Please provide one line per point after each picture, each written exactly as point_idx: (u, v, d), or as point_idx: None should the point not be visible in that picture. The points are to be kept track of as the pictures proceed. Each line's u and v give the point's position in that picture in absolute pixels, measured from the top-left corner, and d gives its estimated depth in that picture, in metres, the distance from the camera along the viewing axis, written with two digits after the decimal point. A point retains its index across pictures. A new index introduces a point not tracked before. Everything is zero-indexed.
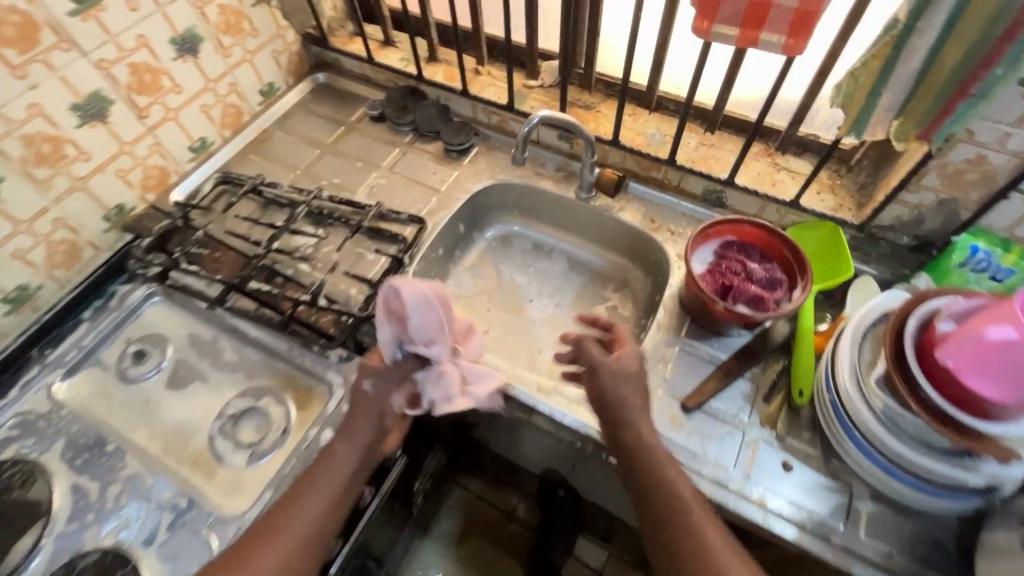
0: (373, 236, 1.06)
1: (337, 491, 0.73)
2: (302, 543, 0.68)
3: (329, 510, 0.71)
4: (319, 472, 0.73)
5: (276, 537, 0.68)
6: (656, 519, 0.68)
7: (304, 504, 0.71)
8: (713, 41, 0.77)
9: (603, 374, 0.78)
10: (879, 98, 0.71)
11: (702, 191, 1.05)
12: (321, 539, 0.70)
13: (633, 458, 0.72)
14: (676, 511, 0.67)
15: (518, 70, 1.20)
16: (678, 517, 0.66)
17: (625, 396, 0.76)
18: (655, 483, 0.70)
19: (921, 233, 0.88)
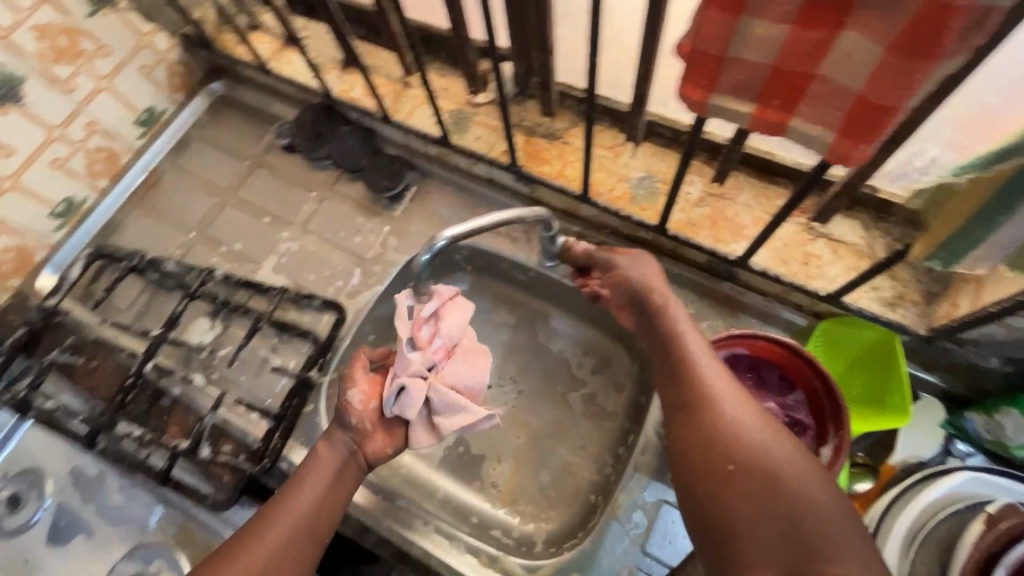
0: (281, 331, 0.84)
1: (326, 498, 0.60)
2: (283, 551, 0.56)
3: (316, 511, 0.59)
4: (309, 478, 0.61)
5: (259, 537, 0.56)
6: (762, 503, 0.46)
7: (289, 510, 0.58)
8: (713, 115, 0.47)
9: (692, 381, 0.55)
10: (992, 228, 0.42)
11: (706, 261, 0.77)
12: (310, 533, 0.58)
13: (735, 440, 0.50)
14: (793, 495, 0.45)
15: (459, 78, 0.88)
16: (801, 514, 0.44)
17: (733, 401, 0.53)
18: (757, 462, 0.48)
19: (1022, 358, 0.60)
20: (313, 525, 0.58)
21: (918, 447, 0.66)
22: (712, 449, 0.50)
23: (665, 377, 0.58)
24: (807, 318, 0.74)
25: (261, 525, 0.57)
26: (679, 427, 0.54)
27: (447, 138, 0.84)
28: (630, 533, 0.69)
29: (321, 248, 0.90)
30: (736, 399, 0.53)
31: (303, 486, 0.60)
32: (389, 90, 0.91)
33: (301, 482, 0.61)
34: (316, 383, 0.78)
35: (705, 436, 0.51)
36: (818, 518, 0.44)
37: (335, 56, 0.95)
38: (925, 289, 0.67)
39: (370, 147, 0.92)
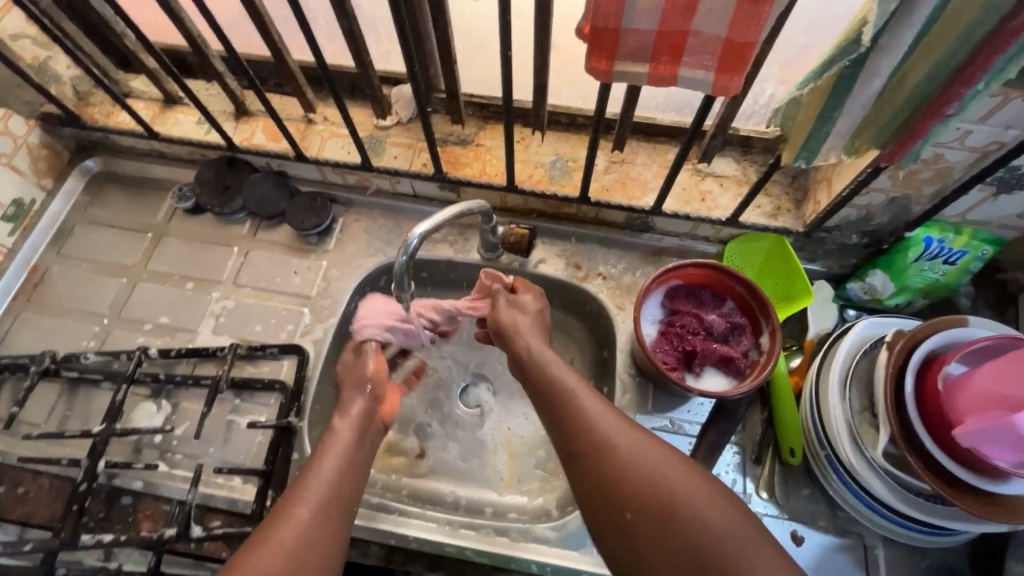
0: (241, 390, 0.80)
1: (347, 468, 0.63)
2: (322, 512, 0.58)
3: (341, 482, 0.62)
4: (329, 459, 0.63)
5: (299, 500, 0.58)
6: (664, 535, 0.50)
7: (315, 481, 0.60)
8: (616, 80, 0.56)
9: (568, 408, 0.61)
10: (832, 123, 0.57)
11: (624, 219, 0.89)
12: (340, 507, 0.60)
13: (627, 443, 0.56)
14: (689, 525, 0.49)
15: (362, 107, 0.92)
16: (678, 519, 0.50)
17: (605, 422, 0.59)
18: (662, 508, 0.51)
19: (870, 229, 0.78)
20: (342, 492, 0.61)
21: (823, 319, 0.82)
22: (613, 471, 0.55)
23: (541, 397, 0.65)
24: (716, 244, 0.88)
25: (299, 488, 0.59)
26: (574, 473, 0.58)
27: (368, 163, 0.87)
28: None
29: (259, 298, 0.88)
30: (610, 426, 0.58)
31: (324, 464, 0.62)
32: (294, 130, 0.91)
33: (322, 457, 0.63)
34: (296, 427, 0.76)
35: (626, 531, 0.52)
36: (684, 513, 0.50)
37: (226, 108, 0.93)
38: (794, 198, 0.84)
39: (286, 190, 0.92)
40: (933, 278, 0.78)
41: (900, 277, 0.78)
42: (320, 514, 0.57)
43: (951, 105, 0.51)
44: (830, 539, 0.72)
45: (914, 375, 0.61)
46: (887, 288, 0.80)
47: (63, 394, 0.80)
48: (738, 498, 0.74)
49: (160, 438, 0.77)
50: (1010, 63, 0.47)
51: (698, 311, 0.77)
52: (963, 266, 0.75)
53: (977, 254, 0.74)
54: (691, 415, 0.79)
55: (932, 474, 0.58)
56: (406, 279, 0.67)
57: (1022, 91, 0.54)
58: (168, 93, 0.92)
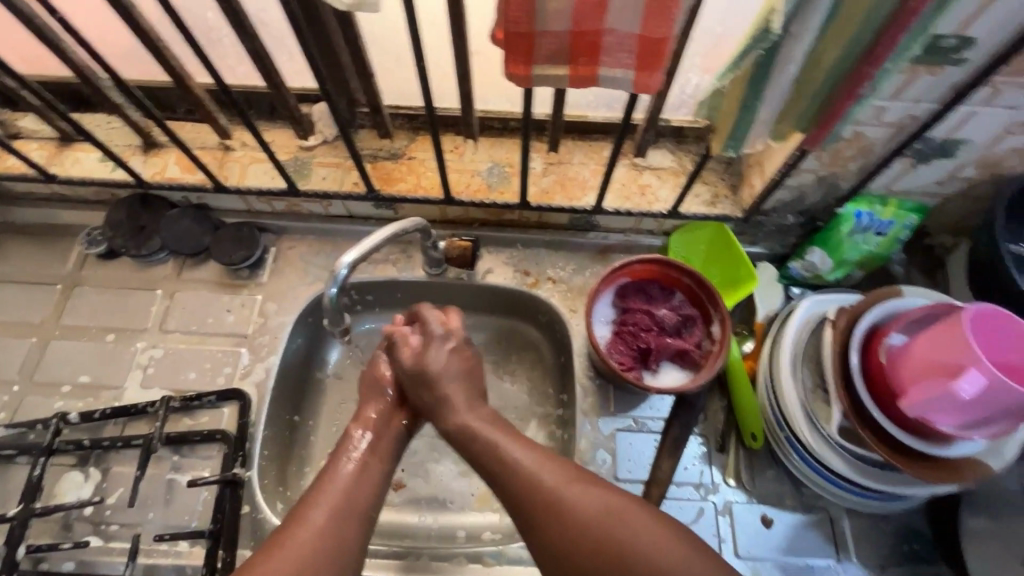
0: (179, 445, 0.74)
1: (368, 480, 0.63)
2: (334, 526, 0.57)
3: (355, 490, 0.61)
4: (346, 463, 0.64)
5: (306, 520, 0.57)
6: None
7: (327, 500, 0.59)
8: (536, 85, 0.55)
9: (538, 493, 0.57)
10: (755, 111, 0.57)
11: (567, 221, 0.88)
12: (351, 515, 0.59)
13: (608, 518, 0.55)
14: None
15: (282, 129, 0.87)
16: None
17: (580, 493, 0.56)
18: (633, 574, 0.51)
19: (804, 208, 0.80)
20: (356, 498, 0.61)
21: (771, 301, 0.83)
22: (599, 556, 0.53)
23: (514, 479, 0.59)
24: (660, 237, 0.88)
25: (308, 501, 0.59)
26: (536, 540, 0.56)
27: (294, 187, 0.82)
28: (601, 470, 0.76)
29: (190, 343, 0.82)
30: (577, 490, 0.57)
31: (340, 472, 0.63)
32: (210, 159, 0.85)
33: (336, 467, 0.63)
34: (244, 478, 0.72)
35: None
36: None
37: (132, 142, 0.86)
38: (730, 184, 0.85)
39: (209, 224, 0.85)
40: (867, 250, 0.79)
41: (837, 254, 0.79)
42: (334, 521, 0.58)
43: (863, 85, 0.52)
44: (798, 517, 0.73)
45: (858, 349, 0.62)
46: (826, 265, 0.81)
47: None
48: (707, 489, 0.74)
49: (91, 509, 0.71)
50: (913, 40, 0.48)
51: (649, 307, 0.76)
52: (893, 237, 0.77)
53: (903, 221, 0.75)
54: (653, 412, 0.79)
55: (883, 444, 0.60)
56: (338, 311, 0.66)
57: (928, 66, 0.55)
58: (62, 131, 0.84)
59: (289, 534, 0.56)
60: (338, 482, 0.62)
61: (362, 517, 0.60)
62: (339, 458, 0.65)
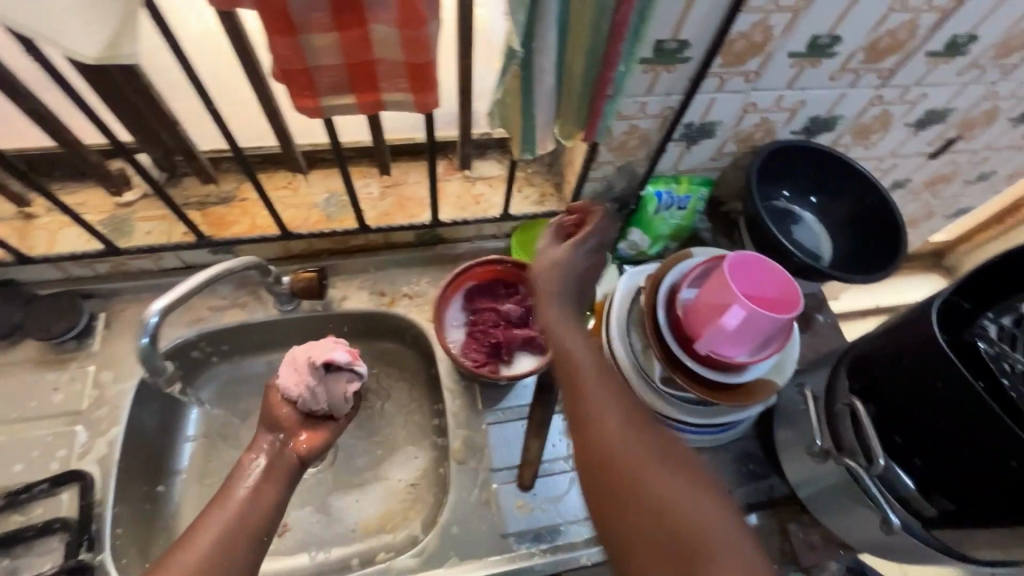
0: (9, 547, 0.67)
1: (267, 501, 0.62)
2: (223, 543, 0.56)
3: (248, 513, 0.59)
4: (239, 488, 0.62)
5: (192, 542, 0.55)
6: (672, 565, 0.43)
7: (217, 524, 0.57)
8: (329, 114, 0.58)
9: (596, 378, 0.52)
10: (534, 117, 0.64)
11: (414, 237, 0.92)
12: (243, 532, 0.58)
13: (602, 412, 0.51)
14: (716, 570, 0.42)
15: (91, 188, 0.82)
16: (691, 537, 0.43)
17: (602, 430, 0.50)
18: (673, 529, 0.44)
19: (616, 195, 0.91)
20: (249, 519, 0.59)
21: (609, 282, 0.93)
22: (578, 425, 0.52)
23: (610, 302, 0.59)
24: (503, 240, 0.95)
25: (200, 524, 0.57)
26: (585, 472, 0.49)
27: (113, 247, 0.78)
28: (477, 465, 0.79)
29: (12, 433, 0.74)
30: (611, 404, 0.50)
31: (235, 497, 0.61)
32: (9, 231, 0.79)
33: (232, 493, 0.61)
34: (93, 562, 0.67)
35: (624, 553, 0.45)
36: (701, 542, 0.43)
37: None
38: (553, 183, 0.94)
39: (18, 301, 0.78)
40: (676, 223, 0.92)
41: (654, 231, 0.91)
42: (224, 541, 0.56)
43: (609, 86, 0.61)
44: None
45: (664, 308, 0.72)
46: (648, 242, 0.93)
47: None
48: (574, 460, 0.81)
49: None
50: (634, 45, 0.58)
51: (494, 305, 0.82)
52: (692, 210, 0.90)
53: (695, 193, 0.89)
54: (518, 399, 0.84)
55: (699, 386, 0.69)
56: (160, 360, 0.64)
57: (663, 65, 0.67)
58: None
59: (180, 547, 0.54)
60: (235, 506, 0.59)
61: (255, 535, 0.58)
62: (241, 475, 0.64)
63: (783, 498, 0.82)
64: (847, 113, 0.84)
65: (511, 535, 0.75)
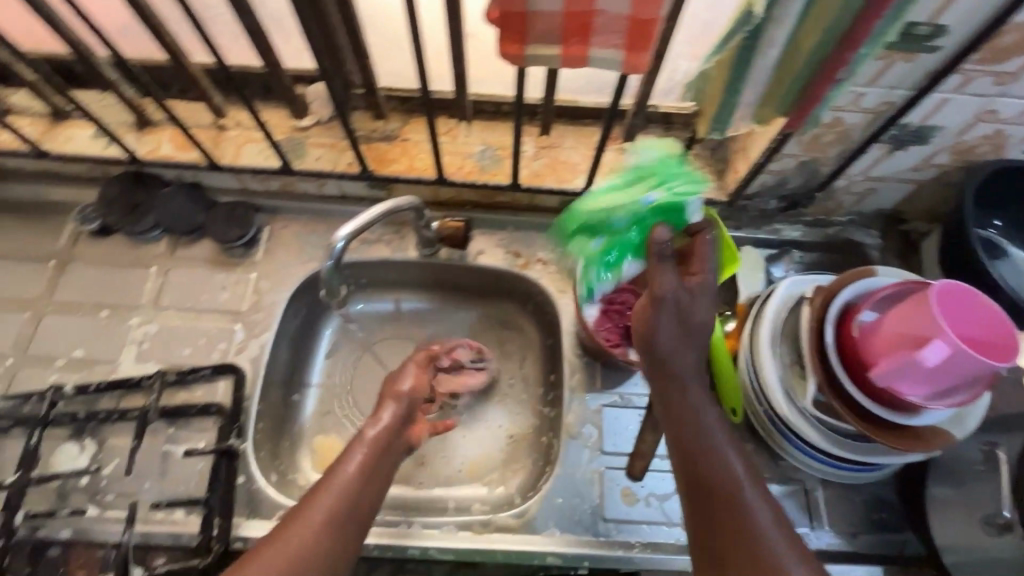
0: (174, 418, 0.75)
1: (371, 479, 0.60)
2: (333, 523, 0.55)
3: (356, 494, 0.58)
4: (350, 463, 0.60)
5: (303, 517, 0.54)
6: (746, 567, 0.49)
7: (327, 503, 0.56)
8: (530, 65, 0.56)
9: (699, 433, 0.55)
10: (738, 94, 0.59)
11: (558, 203, 0.90)
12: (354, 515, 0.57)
13: (729, 484, 0.53)
14: None
15: (276, 108, 0.87)
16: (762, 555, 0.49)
17: (744, 485, 0.53)
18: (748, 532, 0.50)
19: (787, 192, 0.83)
20: (359, 500, 0.58)
21: (752, 283, 0.86)
22: (704, 488, 0.53)
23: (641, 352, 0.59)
24: None
25: (311, 499, 0.56)
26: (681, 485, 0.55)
27: (288, 167, 0.83)
28: (588, 444, 0.78)
29: (185, 319, 0.83)
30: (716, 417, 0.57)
31: (342, 473, 0.59)
32: (204, 138, 0.86)
33: (338, 471, 0.59)
34: (240, 449, 0.73)
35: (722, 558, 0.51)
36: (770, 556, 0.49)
37: (125, 119, 0.86)
38: (715, 170, 0.87)
39: (203, 203, 0.86)
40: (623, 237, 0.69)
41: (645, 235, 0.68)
42: (333, 522, 0.55)
43: (842, 69, 0.54)
44: (774, 489, 0.77)
45: (833, 325, 0.65)
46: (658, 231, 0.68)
47: None
48: None
49: (88, 480, 0.72)
50: (888, 25, 0.51)
51: (635, 287, 0.79)
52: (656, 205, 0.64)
53: (626, 222, 0.68)
54: (640, 388, 0.81)
55: (859, 417, 0.63)
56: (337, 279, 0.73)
57: (903, 53, 0.58)
58: (55, 107, 0.84)
59: (285, 530, 0.53)
60: (345, 483, 0.58)
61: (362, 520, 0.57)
62: (356, 445, 0.62)
63: (915, 557, 0.74)
64: None
65: (612, 521, 0.74)
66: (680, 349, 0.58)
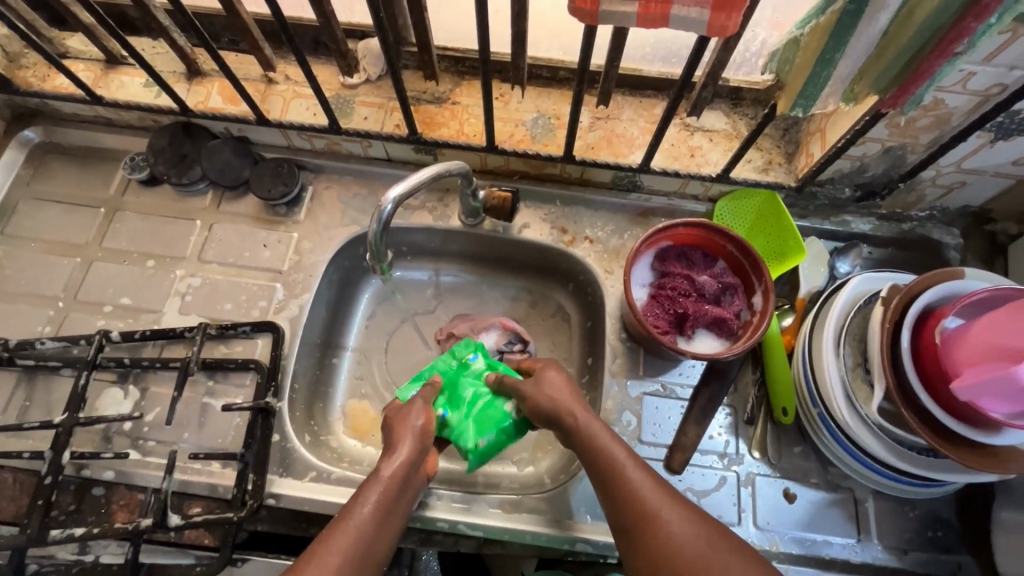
0: (214, 372, 0.76)
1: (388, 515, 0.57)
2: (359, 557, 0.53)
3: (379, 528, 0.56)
4: (368, 499, 0.56)
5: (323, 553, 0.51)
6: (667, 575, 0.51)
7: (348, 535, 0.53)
8: (604, 23, 0.52)
9: (598, 453, 0.60)
10: (833, 65, 0.53)
11: (611, 179, 0.85)
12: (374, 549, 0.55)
13: (642, 500, 0.55)
14: None
15: (326, 64, 0.84)
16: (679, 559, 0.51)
17: (657, 496, 0.56)
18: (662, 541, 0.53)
19: (863, 181, 0.76)
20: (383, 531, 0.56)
21: (815, 277, 0.80)
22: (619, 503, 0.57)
23: (539, 418, 0.66)
24: (705, 203, 0.85)
25: (332, 534, 0.53)
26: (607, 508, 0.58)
27: (336, 126, 0.81)
28: (626, 432, 0.75)
29: (227, 274, 0.82)
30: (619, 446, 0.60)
31: (364, 500, 0.56)
32: (252, 91, 0.84)
33: (360, 503, 0.56)
34: (276, 408, 0.73)
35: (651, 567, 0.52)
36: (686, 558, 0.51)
37: (176, 68, 0.85)
38: (785, 152, 0.81)
39: (249, 158, 0.85)
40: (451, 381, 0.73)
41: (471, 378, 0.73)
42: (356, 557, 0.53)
43: (961, 42, 0.48)
44: (821, 495, 0.73)
45: (909, 327, 0.60)
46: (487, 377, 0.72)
47: (19, 386, 0.75)
48: (730, 459, 0.74)
49: (130, 425, 0.73)
50: None
51: (688, 273, 0.74)
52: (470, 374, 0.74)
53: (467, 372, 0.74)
54: (684, 378, 0.77)
55: (930, 430, 0.57)
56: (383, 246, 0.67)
57: None
58: (108, 52, 0.83)
59: (328, 539, 0.53)
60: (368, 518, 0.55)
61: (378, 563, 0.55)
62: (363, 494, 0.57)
63: None
64: None
65: None
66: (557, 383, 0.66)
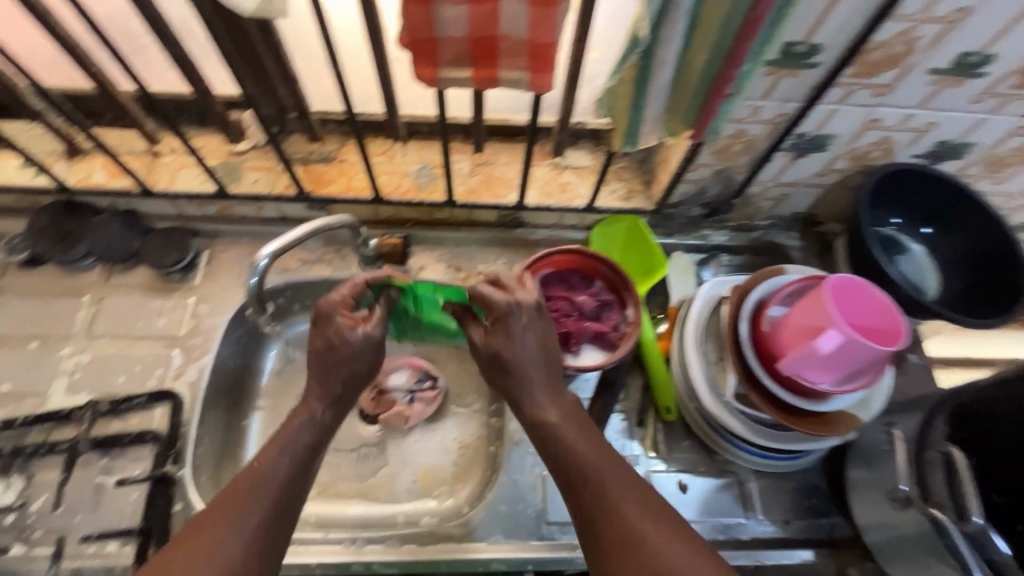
0: (108, 448, 0.74)
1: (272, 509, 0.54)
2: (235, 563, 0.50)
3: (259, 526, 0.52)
4: (239, 488, 0.54)
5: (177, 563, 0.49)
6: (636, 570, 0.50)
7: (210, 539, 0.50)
8: (446, 86, 0.60)
9: (559, 448, 0.58)
10: (643, 110, 0.63)
11: (497, 218, 0.93)
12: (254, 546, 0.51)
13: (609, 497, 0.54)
14: None
15: (212, 134, 0.88)
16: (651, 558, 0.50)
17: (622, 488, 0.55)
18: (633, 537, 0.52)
19: (708, 200, 0.89)
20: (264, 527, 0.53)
21: (684, 287, 0.90)
22: (578, 490, 0.56)
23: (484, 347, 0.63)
24: (583, 231, 0.94)
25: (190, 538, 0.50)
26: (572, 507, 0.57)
27: (225, 191, 0.84)
28: (530, 449, 0.80)
29: (119, 347, 0.81)
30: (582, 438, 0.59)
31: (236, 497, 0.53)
32: (138, 165, 0.86)
33: (223, 505, 0.53)
34: (175, 475, 0.72)
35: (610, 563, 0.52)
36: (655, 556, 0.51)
37: (55, 148, 0.86)
38: (643, 181, 0.92)
39: (138, 229, 0.86)
40: (422, 296, 0.69)
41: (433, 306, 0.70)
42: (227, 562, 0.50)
43: (729, 85, 0.60)
44: (710, 482, 0.80)
45: (747, 320, 0.70)
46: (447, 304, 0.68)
47: None
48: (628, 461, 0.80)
49: (14, 517, 0.70)
50: (763, 45, 0.56)
51: (569, 294, 0.82)
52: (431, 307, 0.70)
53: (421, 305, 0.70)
54: (579, 391, 0.84)
55: (774, 407, 0.67)
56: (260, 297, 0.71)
57: (787, 70, 0.64)
58: None
59: (182, 550, 0.49)
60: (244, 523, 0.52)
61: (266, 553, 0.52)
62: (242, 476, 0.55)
63: (843, 539, 0.78)
64: (982, 141, 0.76)
65: (555, 523, 0.76)
66: (530, 355, 0.61)
